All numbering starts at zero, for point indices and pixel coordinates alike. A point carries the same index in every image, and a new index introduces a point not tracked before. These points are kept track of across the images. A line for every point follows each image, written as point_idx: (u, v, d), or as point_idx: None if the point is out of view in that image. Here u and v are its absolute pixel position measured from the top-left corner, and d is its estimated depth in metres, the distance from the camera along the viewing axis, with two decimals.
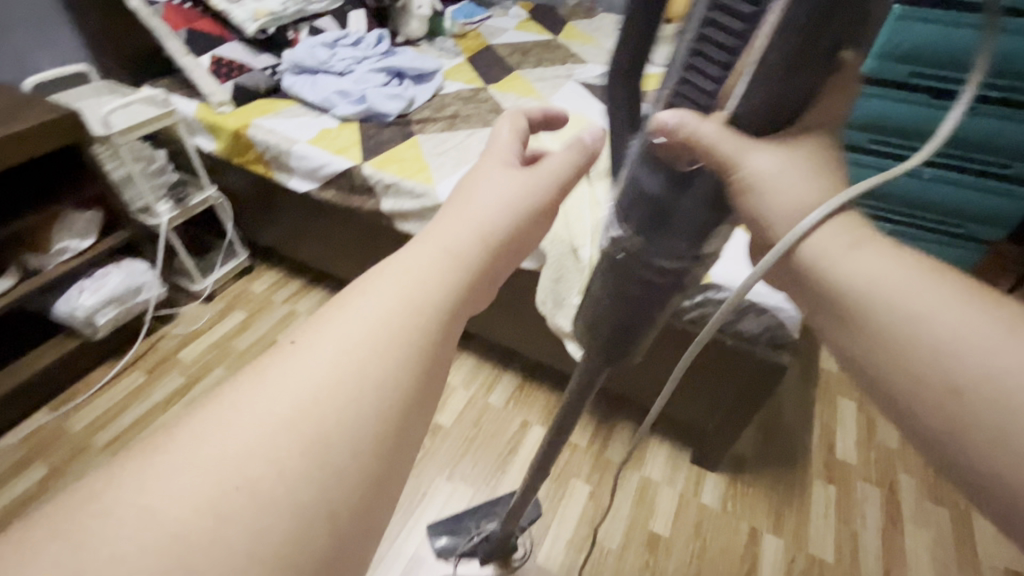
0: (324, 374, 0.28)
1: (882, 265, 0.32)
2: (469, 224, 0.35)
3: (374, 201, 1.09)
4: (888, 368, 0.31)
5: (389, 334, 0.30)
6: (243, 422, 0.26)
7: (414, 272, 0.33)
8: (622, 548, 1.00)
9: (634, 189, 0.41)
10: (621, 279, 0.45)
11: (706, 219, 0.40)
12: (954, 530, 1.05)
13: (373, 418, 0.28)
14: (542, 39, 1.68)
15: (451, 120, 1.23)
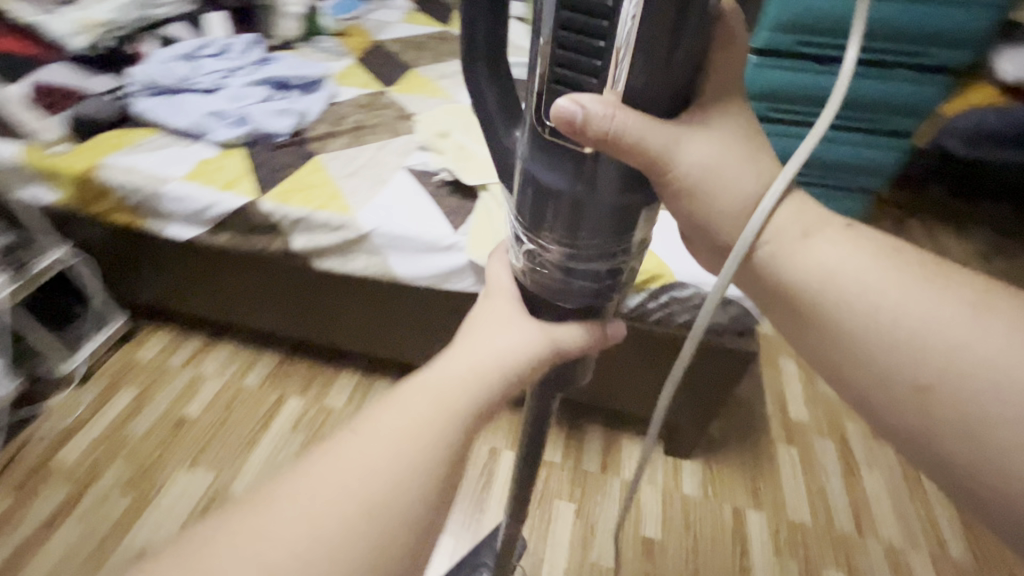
0: (381, 456, 0.35)
1: (834, 255, 0.36)
2: (486, 353, 0.41)
3: (280, 239, 0.92)
4: (843, 357, 0.36)
5: (427, 427, 0.36)
6: (315, 491, 0.33)
7: (447, 381, 0.39)
8: (619, 564, 0.96)
9: (541, 192, 0.36)
10: (548, 292, 0.41)
11: (628, 211, 0.36)
12: (900, 465, 1.14)
13: (412, 498, 0.34)
14: (433, 32, 1.56)
15: (355, 133, 1.08)
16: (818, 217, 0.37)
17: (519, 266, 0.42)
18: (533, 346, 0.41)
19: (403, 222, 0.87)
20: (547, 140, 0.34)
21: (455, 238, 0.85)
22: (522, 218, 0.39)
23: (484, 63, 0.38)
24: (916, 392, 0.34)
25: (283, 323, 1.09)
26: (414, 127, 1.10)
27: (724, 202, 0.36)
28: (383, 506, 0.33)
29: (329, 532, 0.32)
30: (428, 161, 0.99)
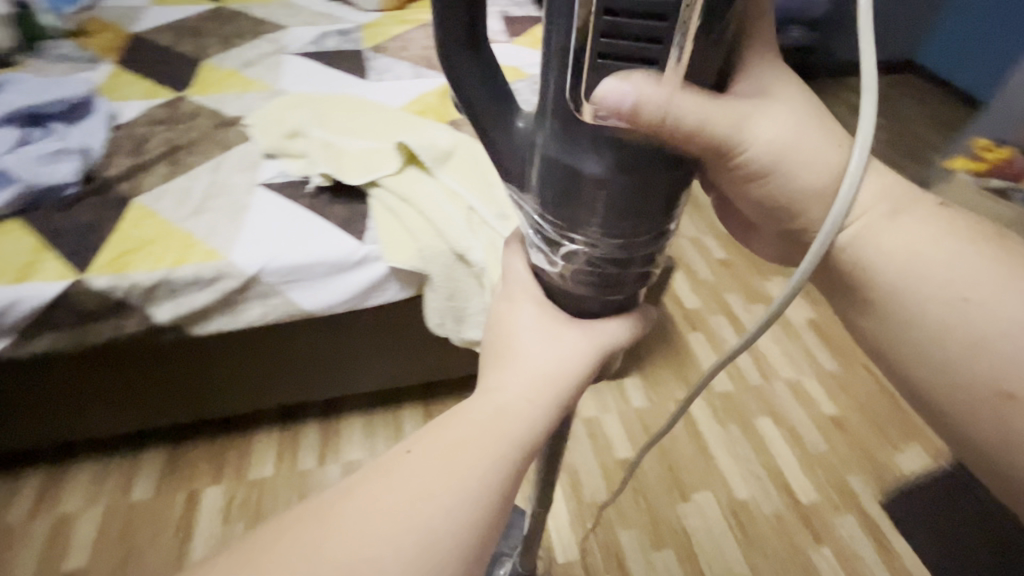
0: (422, 482, 0.31)
1: (921, 234, 0.33)
2: (544, 365, 0.35)
3: (135, 317, 0.71)
4: (917, 341, 0.33)
5: (480, 461, 0.31)
6: (356, 531, 0.29)
7: (506, 406, 0.33)
8: (611, 493, 1.02)
9: (569, 182, 0.30)
10: (587, 287, 0.35)
11: (665, 187, 0.30)
12: (774, 313, 1.36)
13: (458, 546, 0.30)
14: (205, 13, 1.29)
15: (172, 158, 0.86)
16: (902, 202, 0.34)
17: (549, 274, 0.35)
18: (581, 354, 0.35)
19: (295, 249, 0.73)
20: (573, 119, 0.28)
21: (365, 248, 0.74)
22: (545, 217, 0.32)
23: (463, 49, 0.30)
24: (999, 399, 0.30)
25: (160, 413, 0.86)
26: (248, 133, 0.91)
27: (802, 182, 0.31)
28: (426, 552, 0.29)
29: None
30: (288, 170, 0.84)
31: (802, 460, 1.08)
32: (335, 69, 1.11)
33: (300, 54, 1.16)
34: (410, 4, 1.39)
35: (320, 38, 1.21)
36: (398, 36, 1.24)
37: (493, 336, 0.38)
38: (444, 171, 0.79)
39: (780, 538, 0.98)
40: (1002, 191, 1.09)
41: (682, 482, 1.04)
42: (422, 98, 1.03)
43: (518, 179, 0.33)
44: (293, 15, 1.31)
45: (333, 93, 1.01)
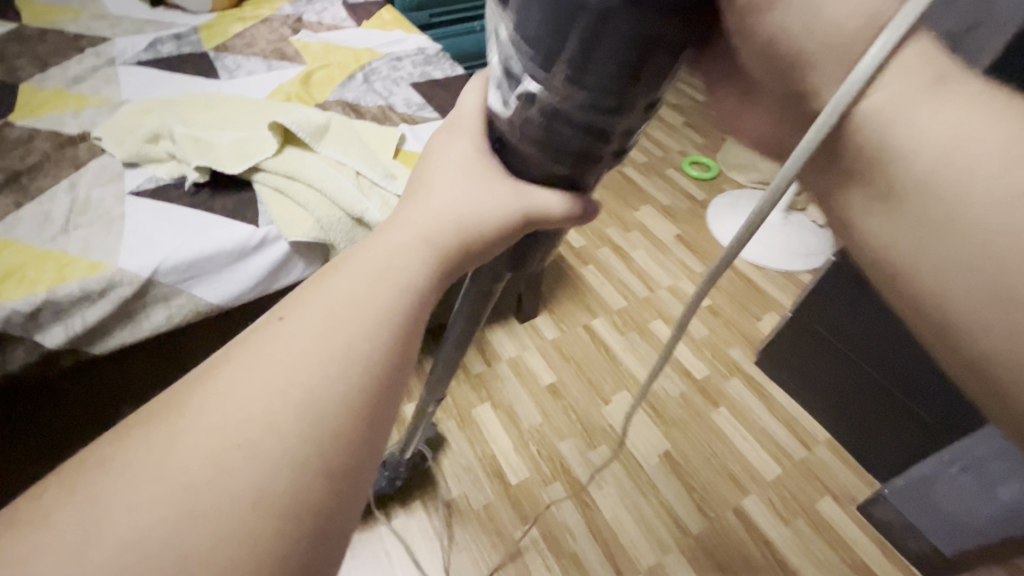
0: (313, 347, 0.30)
1: (960, 124, 0.23)
2: (427, 222, 0.36)
3: (22, 347, 0.67)
4: (938, 274, 0.24)
5: (358, 317, 0.31)
6: (224, 399, 0.28)
7: (383, 264, 0.33)
8: (544, 415, 1.13)
9: (540, 19, 0.28)
10: (540, 147, 0.34)
11: (657, 55, 0.27)
12: (647, 236, 1.56)
13: (342, 401, 0.29)
14: (5, 34, 1.16)
15: (15, 184, 0.80)
16: (944, 60, 0.23)
17: (502, 116, 0.35)
18: (510, 205, 0.37)
19: (188, 243, 0.73)
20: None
21: (263, 231, 0.77)
22: (515, 48, 0.30)
23: None
24: None
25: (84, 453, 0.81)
26: (101, 147, 0.87)
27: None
28: (307, 410, 0.28)
29: (243, 444, 0.27)
30: (158, 174, 0.82)
31: (692, 348, 1.28)
32: (181, 74, 1.08)
33: (136, 63, 1.10)
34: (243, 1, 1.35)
35: (154, 45, 1.16)
36: (241, 34, 1.22)
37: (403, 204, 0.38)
38: (324, 146, 0.83)
39: (688, 412, 1.15)
40: None
41: (602, 390, 1.19)
42: (282, 88, 1.04)
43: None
44: (115, 26, 1.22)
45: (184, 94, 0.99)
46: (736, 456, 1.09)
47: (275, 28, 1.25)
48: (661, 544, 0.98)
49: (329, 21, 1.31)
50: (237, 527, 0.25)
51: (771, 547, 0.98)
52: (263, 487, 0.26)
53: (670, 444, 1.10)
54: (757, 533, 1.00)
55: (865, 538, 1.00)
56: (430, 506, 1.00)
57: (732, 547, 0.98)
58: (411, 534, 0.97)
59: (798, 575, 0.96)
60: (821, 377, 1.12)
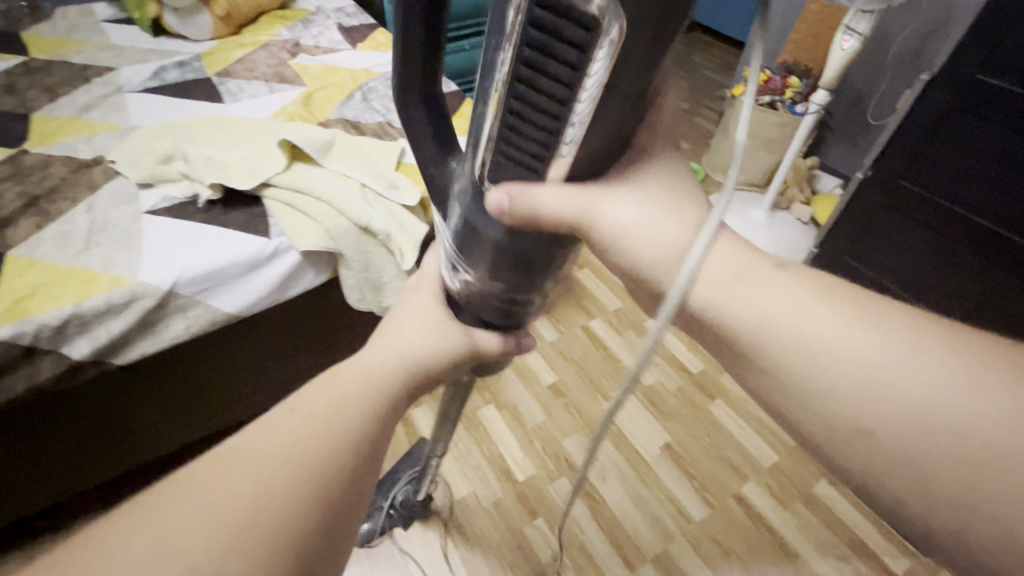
0: (306, 430, 0.39)
1: (766, 298, 0.36)
2: (401, 344, 0.46)
3: (50, 360, 0.70)
4: (790, 398, 0.35)
5: (356, 404, 0.42)
6: (256, 456, 0.37)
7: (371, 367, 0.44)
8: (547, 413, 1.17)
9: (470, 231, 0.42)
10: (480, 307, 0.47)
11: (535, 261, 0.42)
12: None
13: (343, 466, 0.39)
14: (14, 67, 1.21)
15: (36, 207, 0.84)
16: (746, 260, 0.37)
17: (452, 288, 0.48)
18: (455, 339, 0.48)
19: (204, 258, 0.77)
20: (482, 194, 0.40)
21: (275, 241, 0.81)
22: (455, 247, 0.44)
23: (417, 100, 0.42)
24: (856, 435, 0.33)
25: (94, 468, 0.85)
26: (116, 170, 0.91)
27: (644, 243, 0.39)
28: (315, 473, 0.37)
29: (268, 493, 0.36)
30: (172, 194, 0.87)
31: (687, 343, 1.32)
32: (186, 99, 1.13)
33: (143, 90, 1.15)
34: (242, 28, 1.41)
35: (159, 73, 1.21)
36: (241, 59, 1.28)
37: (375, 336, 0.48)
38: (329, 159, 0.87)
39: (685, 405, 1.19)
40: (772, 103, 1.61)
41: (601, 387, 1.23)
42: (285, 109, 1.09)
43: (443, 211, 0.46)
44: (119, 55, 1.27)
45: (192, 117, 1.03)
46: (734, 445, 1.13)
47: (274, 52, 1.31)
48: (665, 532, 1.01)
49: (325, 44, 1.36)
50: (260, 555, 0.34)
51: (771, 529, 1.02)
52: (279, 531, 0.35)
53: (669, 436, 1.14)
54: (757, 516, 1.03)
55: (860, 518, 1.04)
56: (439, 505, 1.03)
57: (734, 531, 1.01)
58: (423, 533, 1.00)
59: (799, 557, 0.99)
60: None
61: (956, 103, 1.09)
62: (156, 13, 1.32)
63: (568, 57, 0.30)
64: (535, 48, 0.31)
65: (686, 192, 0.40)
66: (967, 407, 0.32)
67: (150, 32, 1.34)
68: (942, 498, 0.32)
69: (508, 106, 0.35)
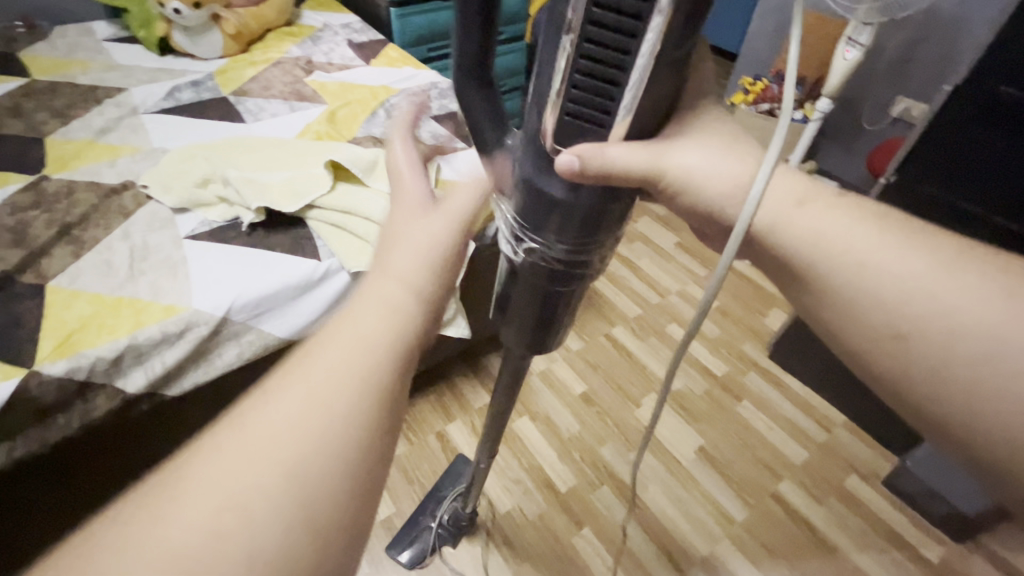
0: (290, 416, 0.30)
1: (822, 216, 0.39)
2: (402, 284, 0.37)
3: (105, 394, 0.68)
4: (836, 308, 0.38)
5: (343, 385, 0.32)
6: (224, 475, 0.29)
7: (361, 328, 0.34)
8: (581, 423, 1.18)
9: (530, 193, 0.41)
10: (536, 276, 0.46)
11: (596, 217, 0.41)
12: (649, 245, 1.64)
13: (336, 476, 0.30)
14: (18, 89, 1.16)
15: (70, 235, 0.81)
16: (810, 190, 0.39)
17: (513, 258, 0.46)
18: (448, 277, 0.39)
19: (255, 284, 0.75)
20: (544, 154, 0.39)
21: (325, 263, 0.80)
22: (515, 215, 0.43)
23: (469, 84, 0.42)
24: (892, 339, 0.37)
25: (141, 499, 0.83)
26: (147, 194, 0.89)
27: (715, 190, 0.40)
28: (300, 486, 0.29)
29: (245, 525, 0.27)
30: (210, 218, 0.85)
31: (708, 347, 1.35)
32: (207, 119, 1.10)
33: (158, 111, 1.12)
34: (250, 46, 1.39)
35: (173, 93, 1.18)
36: (256, 77, 1.26)
37: (381, 251, 0.40)
38: (374, 178, 0.87)
39: (714, 408, 1.22)
40: (771, 111, 1.67)
41: (631, 394, 1.24)
42: (310, 127, 1.08)
43: (501, 184, 0.45)
44: (127, 75, 1.24)
45: (221, 139, 1.02)
46: (766, 445, 1.16)
47: (287, 70, 1.29)
48: (709, 534, 1.03)
49: (338, 60, 1.35)
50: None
51: (810, 525, 1.05)
52: (263, 575, 0.27)
53: (702, 439, 1.16)
54: (796, 514, 1.06)
55: (891, 508, 1.08)
56: (484, 522, 1.03)
57: (775, 529, 1.04)
58: (470, 551, 0.99)
59: (838, 550, 1.02)
60: (839, 372, 1.20)
61: (972, 113, 0.96)
62: (165, 32, 1.30)
63: (631, 11, 0.30)
64: (597, 9, 0.31)
65: (744, 147, 0.41)
66: (989, 315, 0.36)
67: (155, 51, 1.32)
68: (974, 399, 0.36)
69: (570, 70, 0.34)
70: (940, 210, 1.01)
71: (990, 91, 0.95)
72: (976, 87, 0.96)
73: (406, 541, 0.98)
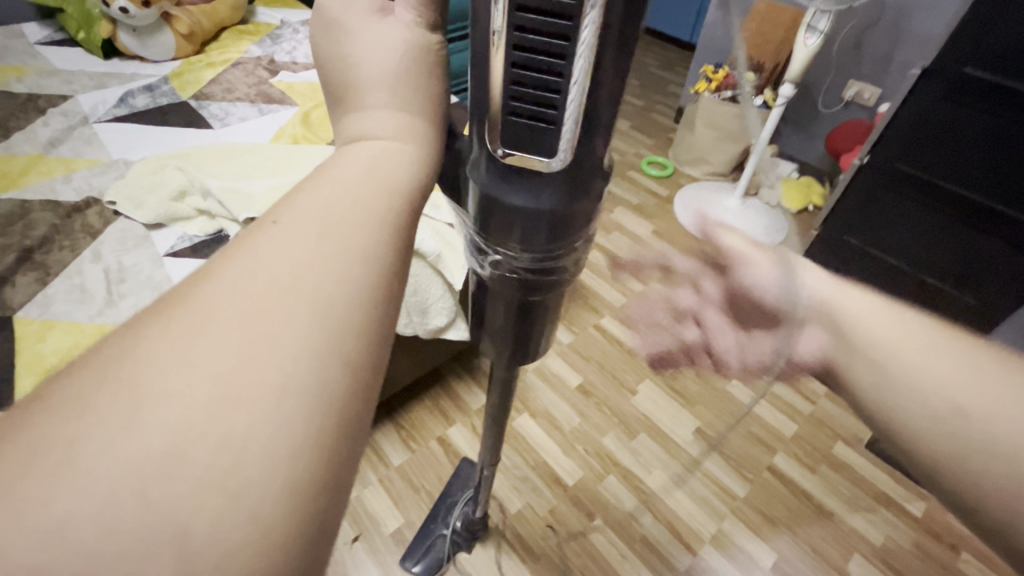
0: (301, 246, 0.24)
1: (898, 321, 0.36)
2: (395, 108, 0.30)
3: None
4: (894, 392, 0.34)
5: (341, 236, 0.24)
6: (195, 348, 0.21)
7: (370, 159, 0.27)
8: (582, 415, 1.18)
9: (484, 203, 0.34)
10: (502, 290, 0.40)
11: (559, 225, 0.34)
12: (626, 234, 1.66)
13: (346, 345, 0.23)
14: None
15: (34, 260, 0.74)
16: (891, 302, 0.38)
17: (480, 272, 0.40)
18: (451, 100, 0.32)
19: None
20: (493, 159, 0.33)
21: None
22: (474, 226, 0.37)
23: None
24: (952, 419, 0.31)
25: None
26: (115, 211, 0.82)
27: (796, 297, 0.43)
28: (304, 355, 0.22)
29: (235, 407, 0.20)
30: (190, 232, 0.79)
31: None
32: (168, 127, 1.03)
33: (112, 119, 1.03)
34: (204, 46, 1.31)
35: (126, 99, 1.09)
36: (215, 80, 1.18)
37: (341, 107, 0.31)
38: None
39: (705, 388, 1.26)
40: (733, 98, 1.72)
41: (626, 382, 1.26)
42: (284, 131, 1.03)
43: (456, 194, 0.39)
44: (69, 81, 1.14)
45: (192, 147, 0.96)
46: (758, 421, 1.21)
47: (249, 71, 1.22)
48: (715, 511, 1.06)
49: (302, 59, 1.29)
50: (290, 480, 0.20)
51: (807, 494, 1.10)
52: (300, 428, 0.21)
53: (698, 421, 1.19)
54: (792, 485, 1.11)
55: (876, 470, 1.15)
56: (495, 524, 1.02)
57: (774, 499, 1.08)
58: (483, 555, 0.98)
59: (835, 515, 1.07)
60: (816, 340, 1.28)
61: (944, 94, 1.00)
62: (110, 33, 1.20)
63: None
64: None
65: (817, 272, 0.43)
66: None
67: (99, 54, 1.23)
68: None
69: (508, 62, 0.29)
70: (913, 187, 1.08)
71: (955, 72, 0.98)
72: (941, 69, 0.99)
73: (417, 554, 0.95)
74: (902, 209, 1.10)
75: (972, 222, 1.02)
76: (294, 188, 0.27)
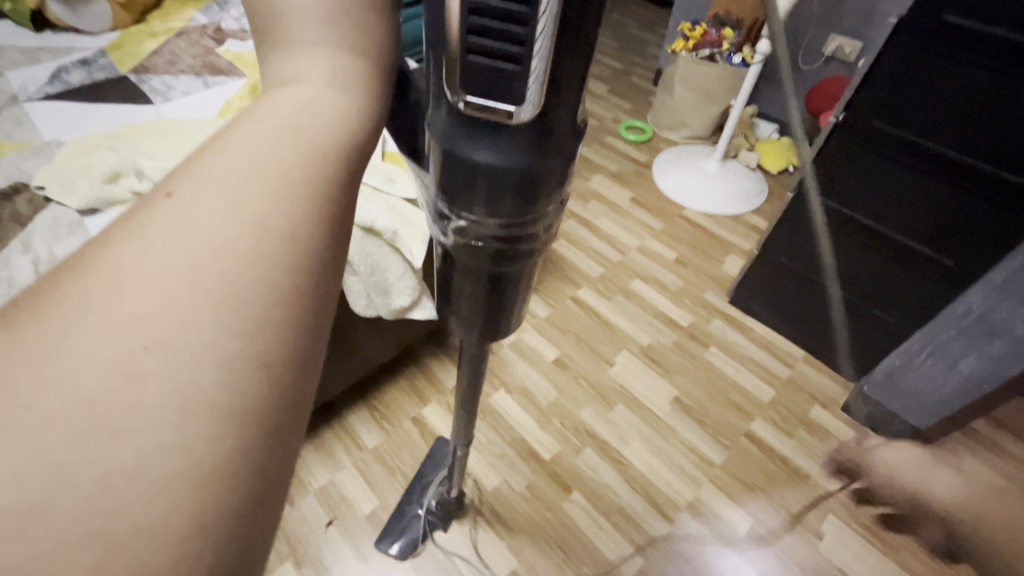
0: (201, 232, 0.19)
1: None
2: (325, 53, 0.23)
3: None
4: None
5: (244, 226, 0.19)
6: (49, 386, 0.16)
7: (291, 114, 0.22)
8: (559, 390, 1.17)
9: (449, 163, 0.30)
10: (471, 260, 0.37)
11: (531, 186, 0.30)
12: (604, 202, 1.61)
13: (254, 367, 0.18)
14: None
15: None
16: None
17: (445, 242, 0.37)
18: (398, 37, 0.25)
19: None
20: (456, 111, 0.28)
21: None
22: (436, 190, 0.33)
23: None
24: None
25: None
26: (45, 197, 0.76)
27: None
28: (196, 386, 0.17)
29: (98, 464, 0.16)
30: None
31: (671, 298, 1.37)
32: (105, 103, 0.97)
33: (44, 98, 0.96)
34: (143, 14, 1.22)
35: (59, 75, 1.02)
36: (157, 51, 1.11)
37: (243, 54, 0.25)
38: None
39: (683, 356, 1.25)
40: (711, 57, 1.66)
41: (604, 353, 1.24)
42: (231, 104, 0.96)
43: (415, 154, 0.34)
44: None
45: (129, 124, 0.90)
46: (736, 387, 1.21)
47: (194, 40, 1.14)
48: (693, 479, 1.06)
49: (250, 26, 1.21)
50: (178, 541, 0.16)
51: (783, 458, 1.10)
52: (192, 474, 0.16)
53: (676, 390, 1.19)
54: (769, 449, 1.11)
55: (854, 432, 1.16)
56: (474, 501, 1.01)
57: (751, 465, 1.09)
58: (464, 533, 0.98)
59: (811, 477, 1.08)
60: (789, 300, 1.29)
61: (925, 43, 0.91)
62: (37, 3, 1.12)
63: None
64: None
65: None
66: None
67: (30, 27, 1.14)
68: None
69: None
70: (895, 146, 1.00)
71: (936, 19, 0.89)
72: (921, 16, 0.90)
73: (393, 534, 0.95)
74: (883, 166, 1.03)
75: (956, 182, 0.97)
76: (198, 154, 0.22)
